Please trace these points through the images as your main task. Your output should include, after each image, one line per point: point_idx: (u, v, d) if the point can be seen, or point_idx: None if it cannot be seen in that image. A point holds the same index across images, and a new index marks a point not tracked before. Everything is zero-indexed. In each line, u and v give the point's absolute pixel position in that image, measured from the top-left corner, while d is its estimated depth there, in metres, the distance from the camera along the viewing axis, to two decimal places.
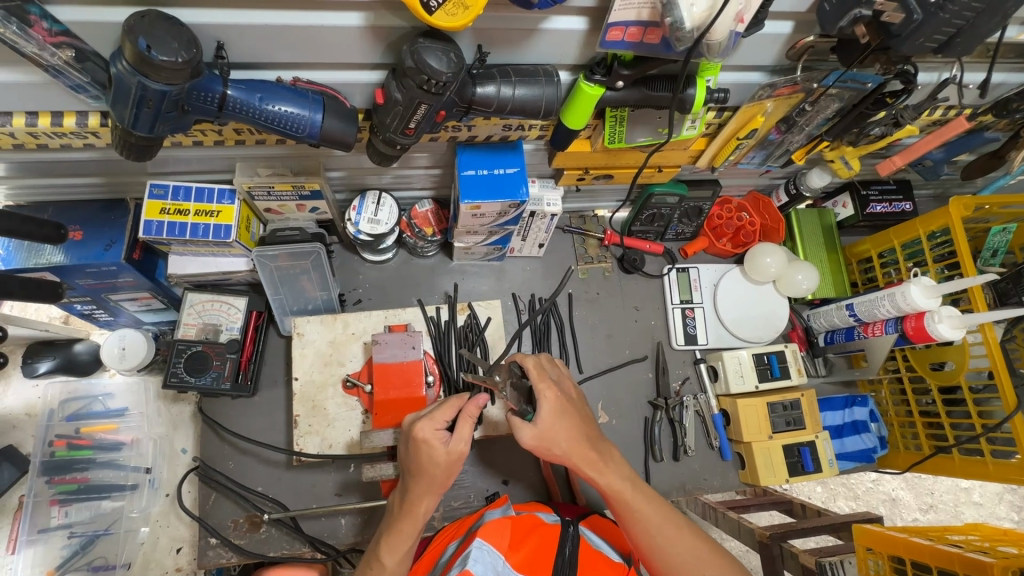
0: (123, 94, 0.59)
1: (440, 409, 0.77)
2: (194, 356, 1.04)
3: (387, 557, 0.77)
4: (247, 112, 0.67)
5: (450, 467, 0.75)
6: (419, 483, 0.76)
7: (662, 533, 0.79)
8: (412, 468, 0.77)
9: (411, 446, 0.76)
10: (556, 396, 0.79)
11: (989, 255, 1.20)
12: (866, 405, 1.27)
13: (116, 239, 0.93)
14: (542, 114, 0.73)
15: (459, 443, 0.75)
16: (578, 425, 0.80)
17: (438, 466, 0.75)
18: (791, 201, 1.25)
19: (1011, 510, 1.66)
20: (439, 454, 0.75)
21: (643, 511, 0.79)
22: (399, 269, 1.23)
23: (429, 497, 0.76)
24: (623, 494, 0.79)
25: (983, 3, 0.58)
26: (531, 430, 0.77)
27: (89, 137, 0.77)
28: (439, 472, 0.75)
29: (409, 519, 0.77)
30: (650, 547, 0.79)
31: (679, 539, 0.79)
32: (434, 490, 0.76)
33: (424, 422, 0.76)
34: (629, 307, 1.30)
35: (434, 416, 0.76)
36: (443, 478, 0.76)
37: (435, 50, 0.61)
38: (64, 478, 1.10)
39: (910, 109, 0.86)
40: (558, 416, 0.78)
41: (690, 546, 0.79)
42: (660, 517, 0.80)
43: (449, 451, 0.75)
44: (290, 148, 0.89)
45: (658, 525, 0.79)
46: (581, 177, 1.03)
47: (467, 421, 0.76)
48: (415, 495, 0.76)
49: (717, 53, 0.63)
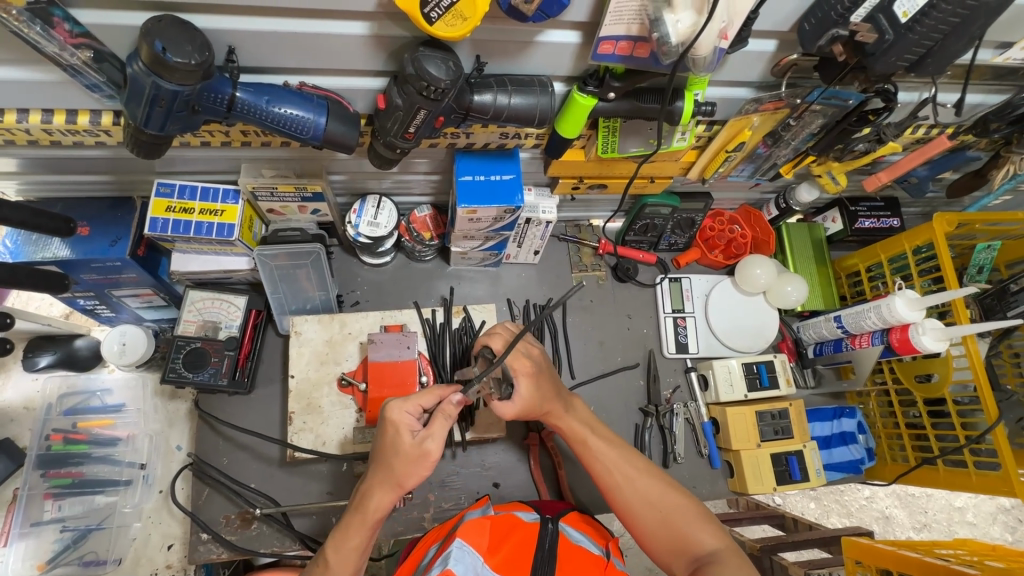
0: (137, 93, 0.63)
1: (420, 395, 0.79)
2: (193, 352, 1.06)
3: (331, 556, 0.76)
4: (255, 114, 0.70)
5: (412, 461, 0.75)
6: (377, 474, 0.76)
7: (620, 470, 0.83)
8: (377, 455, 0.78)
9: (382, 429, 0.79)
10: (529, 370, 0.83)
11: (975, 271, 1.23)
12: (854, 417, 1.28)
13: (122, 236, 0.96)
14: (536, 123, 0.76)
15: (426, 438, 0.75)
16: (550, 391, 0.86)
17: (400, 456, 0.75)
18: (781, 214, 1.28)
19: (1005, 530, 1.67)
20: (404, 444, 0.75)
21: (598, 451, 0.86)
22: (397, 272, 1.26)
23: (380, 494, 0.76)
24: (580, 433, 0.88)
25: (967, 10, 0.61)
26: (510, 405, 0.82)
27: (101, 135, 0.80)
28: (401, 463, 0.75)
29: (362, 511, 0.77)
30: (610, 486, 0.83)
31: (637, 478, 0.82)
32: (390, 488, 0.76)
33: (397, 404, 0.77)
34: (621, 315, 1.32)
35: (409, 401, 0.77)
36: (403, 476, 0.75)
37: (435, 58, 0.64)
38: (59, 471, 1.11)
39: (893, 126, 0.89)
40: (534, 385, 0.83)
41: (648, 484, 0.82)
42: (620, 455, 0.85)
43: (414, 444, 0.75)
44: (294, 150, 0.92)
45: (612, 462, 0.84)
46: (575, 186, 1.06)
47: (440, 418, 0.76)
48: (371, 486, 0.77)
49: (702, 67, 0.67)
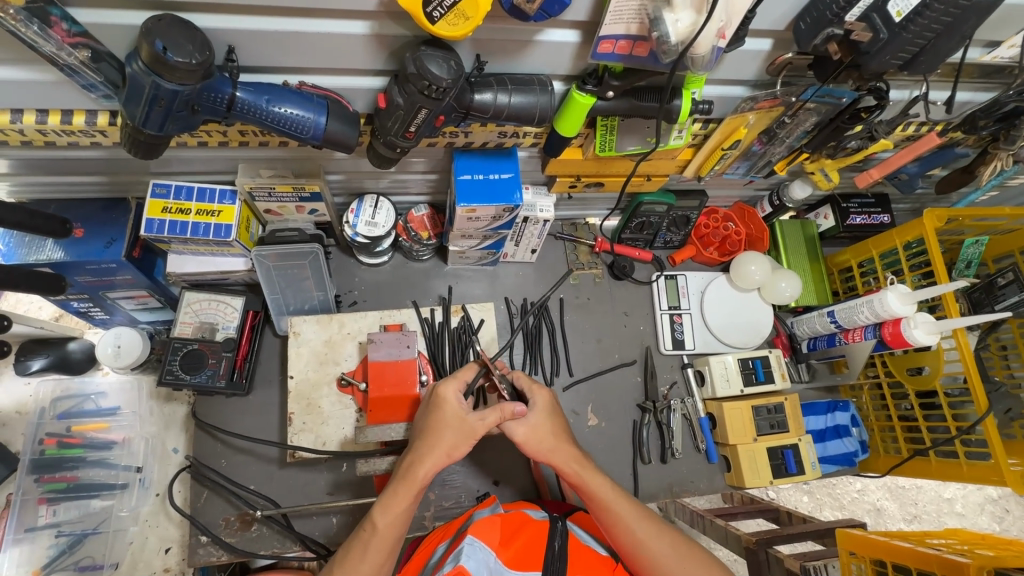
0: (136, 93, 0.62)
1: (462, 373, 0.87)
2: (190, 354, 1.05)
3: (379, 517, 0.78)
4: (255, 113, 0.70)
5: (463, 435, 0.81)
6: (425, 442, 0.80)
7: (643, 527, 0.84)
8: (425, 428, 0.82)
9: (431, 405, 0.84)
10: (548, 395, 0.89)
11: (964, 266, 1.26)
12: (848, 409, 1.31)
13: (117, 237, 0.95)
14: (536, 121, 0.76)
15: (475, 417, 0.82)
16: (562, 430, 0.89)
17: (449, 428, 0.81)
18: (775, 211, 1.30)
19: (993, 520, 1.70)
20: (454, 417, 0.81)
21: (622, 511, 0.85)
22: (395, 272, 1.26)
23: (430, 462, 0.79)
24: (606, 499, 0.85)
25: (959, 9, 0.62)
26: (524, 426, 0.86)
27: (96, 135, 0.80)
28: (449, 431, 0.81)
29: (408, 483, 0.79)
30: (632, 543, 0.83)
31: (658, 535, 0.84)
32: (439, 455, 0.80)
33: (448, 383, 0.84)
34: (619, 313, 1.33)
35: (459, 380, 0.85)
36: (450, 445, 0.80)
37: (436, 57, 0.64)
38: (53, 476, 1.10)
39: (884, 123, 0.91)
40: (548, 415, 0.88)
41: (670, 541, 0.83)
42: (640, 514, 0.85)
43: (464, 418, 0.82)
44: (291, 150, 0.91)
45: (637, 521, 0.84)
46: (573, 185, 1.07)
47: (498, 412, 0.83)
48: (419, 456, 0.80)
49: (700, 66, 0.68)
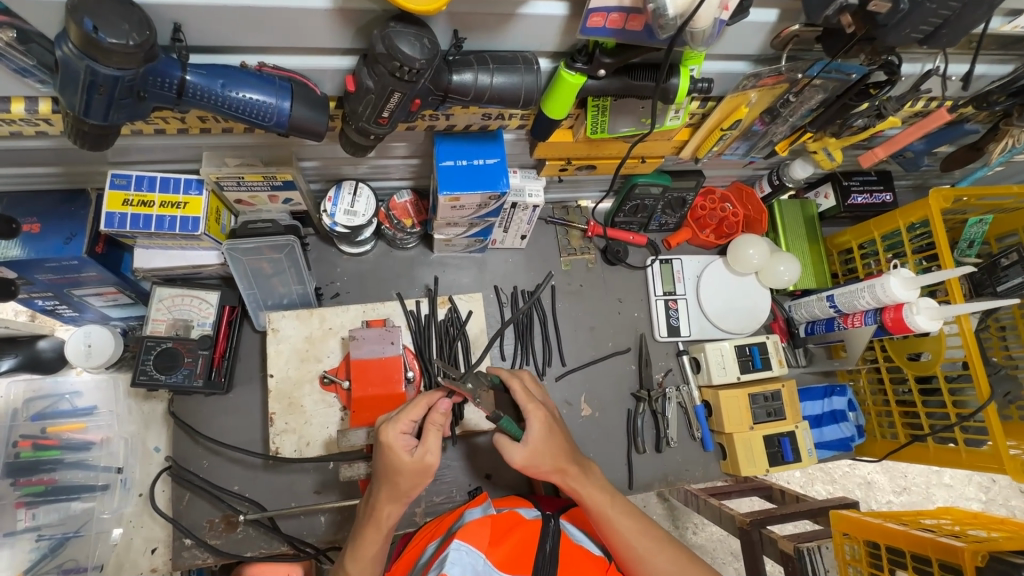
0: (71, 79, 0.55)
1: (406, 411, 0.77)
2: (164, 353, 1.00)
3: (351, 564, 0.78)
4: (210, 99, 0.63)
5: (416, 477, 0.75)
6: (381, 488, 0.76)
7: (645, 546, 0.82)
8: (379, 473, 0.77)
9: (378, 448, 0.77)
10: (544, 416, 0.83)
11: (966, 246, 1.22)
12: (845, 394, 1.28)
13: (77, 232, 0.88)
14: (521, 104, 0.70)
15: (424, 453, 0.75)
16: (564, 443, 0.84)
17: (402, 474, 0.74)
18: (775, 191, 1.24)
19: (980, 491, 1.71)
20: (403, 462, 0.74)
21: (623, 529, 0.82)
22: (378, 261, 1.20)
23: (390, 506, 0.76)
24: (605, 512, 0.83)
25: None
26: (522, 450, 0.81)
27: (40, 124, 0.73)
28: (403, 478, 0.74)
29: (374, 527, 0.77)
30: (632, 557, 0.82)
31: (658, 551, 0.82)
32: (397, 500, 0.76)
33: (390, 425, 0.76)
34: (612, 299, 1.29)
35: (400, 419, 0.76)
36: (407, 488, 0.75)
37: (408, 35, 0.58)
38: (29, 479, 1.06)
39: (893, 100, 0.85)
40: (547, 435, 0.82)
41: (670, 558, 0.82)
42: (641, 531, 0.83)
43: (414, 460, 0.74)
44: (259, 137, 0.85)
45: (638, 536, 0.82)
46: (563, 168, 1.01)
47: (431, 429, 0.75)
48: (378, 501, 0.76)
49: (701, 41, 0.62)
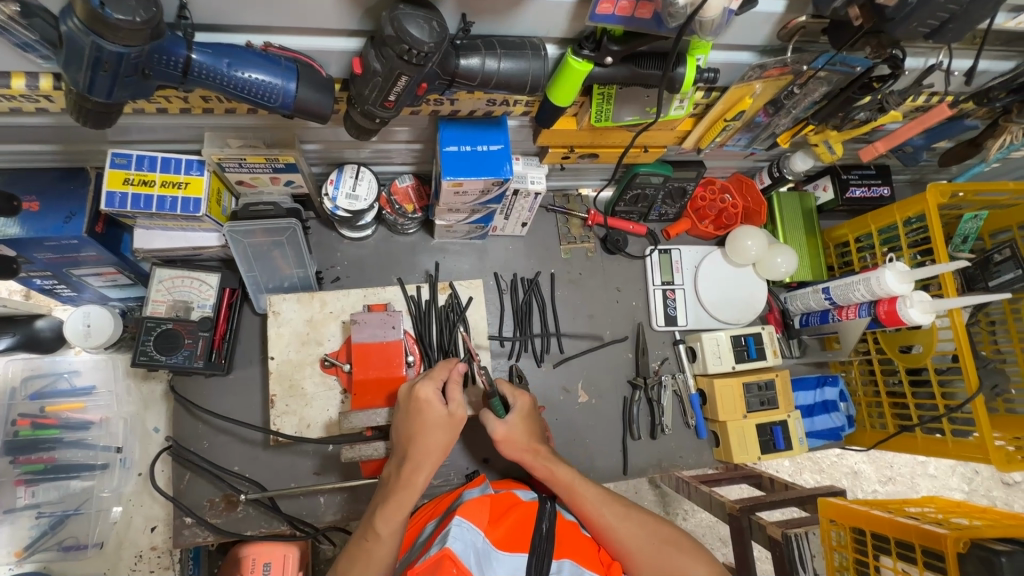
0: (75, 55, 0.55)
1: (435, 371, 0.86)
2: (165, 334, 1.00)
3: (382, 527, 0.76)
4: (214, 78, 0.63)
5: (449, 429, 0.82)
6: (416, 445, 0.80)
7: (611, 511, 0.85)
8: (411, 432, 0.81)
9: (411, 408, 0.82)
10: (528, 401, 0.93)
11: (960, 241, 1.23)
12: (837, 384, 1.32)
13: (76, 211, 0.88)
14: (528, 90, 0.70)
15: (456, 407, 0.84)
16: (540, 431, 0.93)
17: (439, 426, 0.81)
18: (774, 183, 1.25)
19: (963, 481, 1.75)
20: (441, 414, 0.82)
21: (589, 495, 0.86)
22: (379, 246, 1.20)
23: (428, 462, 0.80)
24: (573, 483, 0.88)
25: None
26: (503, 423, 0.89)
27: (41, 100, 0.72)
28: (440, 431, 0.81)
29: (407, 489, 0.78)
30: (603, 526, 0.84)
31: (627, 517, 0.85)
32: (434, 455, 0.80)
33: (425, 383, 0.83)
34: (611, 288, 1.30)
35: (434, 378, 0.84)
36: (443, 442, 0.81)
37: (417, 18, 0.57)
38: (29, 457, 1.05)
39: (896, 94, 0.84)
40: (524, 419, 0.91)
41: (640, 522, 0.84)
42: (607, 498, 0.87)
43: (449, 413, 0.82)
44: (263, 118, 0.84)
45: (606, 505, 0.86)
46: (566, 156, 1.01)
47: (457, 385, 0.85)
48: (417, 459, 0.79)
49: (709, 30, 0.63)
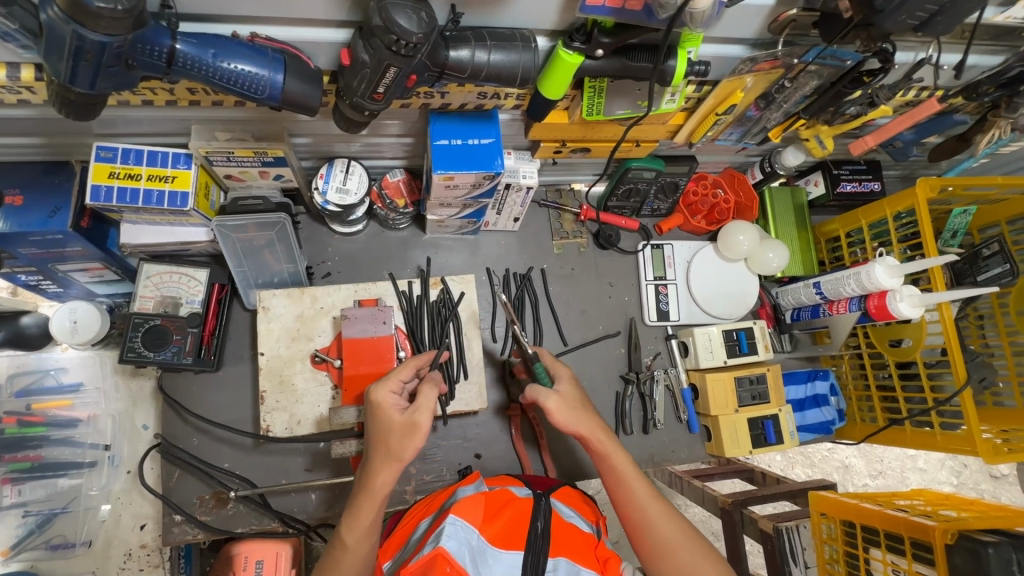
0: (56, 45, 0.54)
1: (397, 371, 0.83)
2: (152, 330, 0.99)
3: (347, 534, 0.76)
4: (199, 69, 0.62)
5: (406, 435, 0.75)
6: (374, 451, 0.76)
7: (655, 507, 0.81)
8: (371, 437, 0.78)
9: (370, 413, 0.79)
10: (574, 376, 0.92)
11: (949, 236, 1.24)
12: (827, 379, 1.32)
13: (61, 206, 0.86)
14: (518, 82, 0.70)
15: (414, 410, 0.76)
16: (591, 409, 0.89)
17: (393, 432, 0.76)
18: (765, 179, 1.25)
19: (952, 475, 1.77)
20: (394, 419, 0.76)
21: (638, 487, 0.82)
22: (371, 241, 1.20)
23: (383, 469, 0.75)
24: (624, 472, 0.83)
25: None
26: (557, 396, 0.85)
27: (22, 92, 0.71)
28: (394, 436, 0.75)
29: (366, 495, 0.75)
30: (643, 521, 0.81)
31: (670, 516, 0.81)
32: (390, 461, 0.75)
33: (379, 386, 0.79)
34: (603, 283, 1.30)
35: (388, 381, 0.80)
36: (399, 448, 0.75)
37: (405, 8, 0.57)
38: (14, 456, 1.04)
39: (886, 88, 0.85)
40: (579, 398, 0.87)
41: (679, 522, 0.81)
42: (653, 493, 0.83)
43: (404, 417, 0.76)
44: (251, 111, 0.83)
45: (651, 501, 0.82)
46: (557, 150, 1.01)
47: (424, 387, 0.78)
48: (374, 465, 0.76)
49: (700, 22, 0.63)
